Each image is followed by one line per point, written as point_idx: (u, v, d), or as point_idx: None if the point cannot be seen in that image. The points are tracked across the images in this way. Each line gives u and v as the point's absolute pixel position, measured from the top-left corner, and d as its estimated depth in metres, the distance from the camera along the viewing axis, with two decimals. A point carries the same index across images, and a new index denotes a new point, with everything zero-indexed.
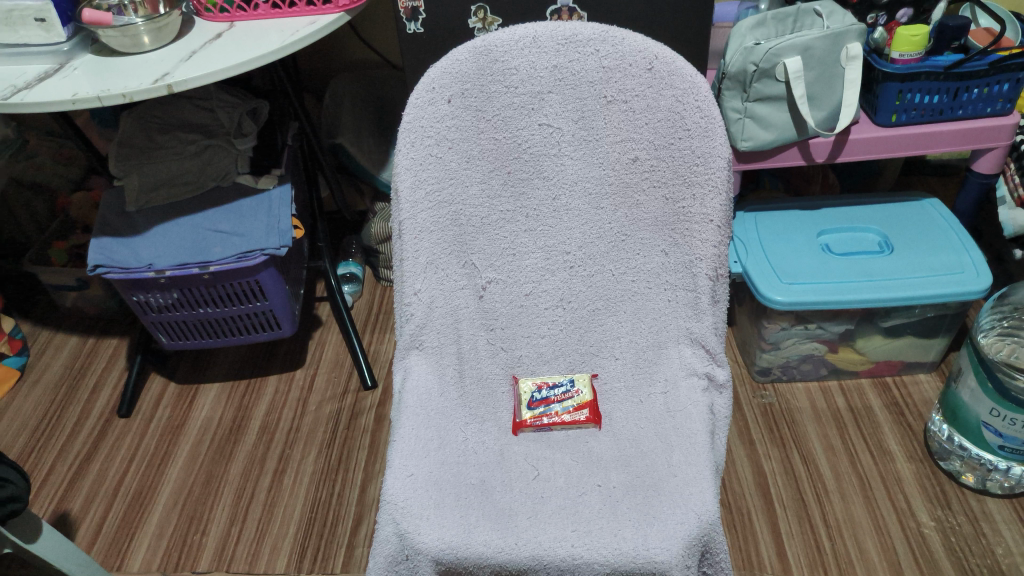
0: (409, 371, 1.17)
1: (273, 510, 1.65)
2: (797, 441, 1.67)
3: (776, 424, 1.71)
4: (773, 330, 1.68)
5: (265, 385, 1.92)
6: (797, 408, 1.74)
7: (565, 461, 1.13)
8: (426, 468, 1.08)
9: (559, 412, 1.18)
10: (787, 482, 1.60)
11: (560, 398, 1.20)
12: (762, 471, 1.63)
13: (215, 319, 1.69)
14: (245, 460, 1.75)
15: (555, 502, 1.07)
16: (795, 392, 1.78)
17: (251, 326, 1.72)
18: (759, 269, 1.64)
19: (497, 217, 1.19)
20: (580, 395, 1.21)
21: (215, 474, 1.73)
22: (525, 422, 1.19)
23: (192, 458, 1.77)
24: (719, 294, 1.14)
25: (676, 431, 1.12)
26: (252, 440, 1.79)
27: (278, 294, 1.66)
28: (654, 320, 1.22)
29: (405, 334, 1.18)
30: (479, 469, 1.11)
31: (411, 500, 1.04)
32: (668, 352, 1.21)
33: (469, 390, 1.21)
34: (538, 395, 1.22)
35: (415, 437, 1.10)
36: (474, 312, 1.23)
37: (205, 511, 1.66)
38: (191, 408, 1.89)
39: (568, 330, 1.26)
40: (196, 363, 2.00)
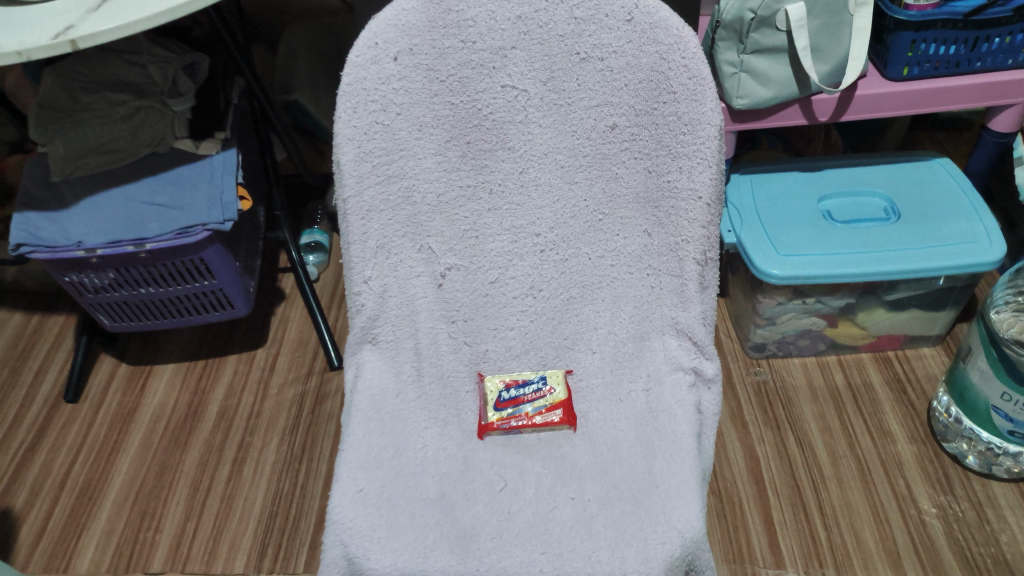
0: (367, 376, 1.06)
1: (231, 503, 1.53)
2: (793, 423, 1.56)
3: (769, 405, 1.59)
4: (769, 305, 1.56)
5: (223, 366, 1.78)
6: (793, 387, 1.62)
7: (535, 470, 1.01)
8: (376, 483, 0.96)
9: (529, 414, 1.07)
10: (782, 468, 1.49)
11: (530, 398, 1.08)
12: (754, 455, 1.52)
13: (160, 300, 1.56)
14: (201, 449, 1.63)
15: (522, 517, 0.94)
16: (791, 369, 1.66)
17: (201, 306, 1.58)
18: (754, 240, 1.50)
19: (456, 193, 1.03)
20: (553, 393, 1.09)
21: (169, 465, 1.61)
22: (493, 426, 1.06)
23: (145, 446, 1.65)
24: (708, 281, 1.01)
25: (659, 433, 1.00)
26: (209, 427, 1.66)
27: (227, 271, 1.52)
28: (635, 309, 1.09)
29: (356, 327, 1.06)
30: (436, 480, 0.99)
31: (360, 520, 0.92)
32: (649, 345, 1.08)
33: (428, 390, 1.08)
34: (505, 394, 1.09)
35: (367, 447, 0.99)
36: (433, 302, 1.09)
37: (159, 505, 1.55)
38: (144, 393, 1.75)
39: (540, 321, 1.12)
40: (149, 343, 1.87)
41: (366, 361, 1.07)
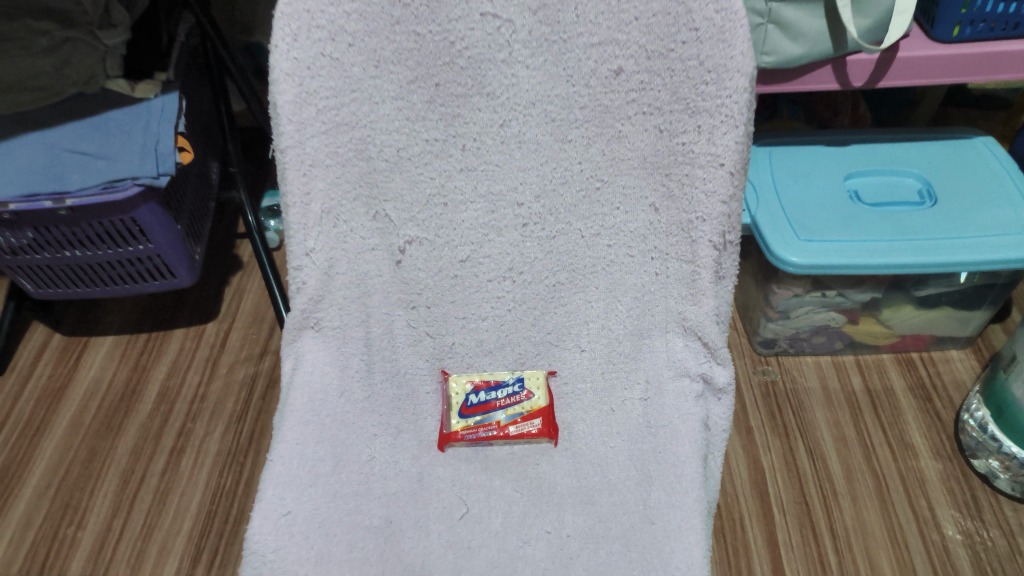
0: (308, 372, 0.87)
1: (165, 499, 1.34)
2: (805, 430, 1.38)
3: (777, 409, 1.41)
4: (784, 296, 1.37)
5: (168, 340, 1.59)
6: (806, 389, 1.44)
7: (503, 493, 0.83)
8: (306, 505, 0.77)
9: (502, 424, 0.91)
10: (793, 481, 1.31)
11: (503, 405, 0.92)
12: (759, 465, 1.34)
13: (89, 265, 1.35)
14: (136, 434, 1.44)
15: (484, 555, 0.77)
16: (804, 369, 1.47)
17: (137, 274, 1.38)
18: (771, 220, 1.31)
19: (420, 148, 0.82)
20: (531, 399, 0.91)
21: (99, 451, 1.42)
22: (457, 436, 0.89)
23: (73, 428, 1.45)
24: (723, 271, 0.82)
25: (659, 454, 0.82)
26: (147, 410, 1.47)
27: (165, 235, 1.32)
28: (635, 300, 0.89)
29: (296, 308, 0.87)
30: (382, 501, 0.81)
31: (284, 552, 0.73)
32: (648, 344, 0.91)
33: (378, 390, 0.89)
34: (474, 398, 0.92)
35: (301, 458, 0.80)
36: (389, 283, 0.90)
37: (82, 497, 1.36)
38: (77, 368, 1.56)
39: (518, 310, 0.93)
40: (88, 310, 1.67)
41: (307, 352, 0.88)
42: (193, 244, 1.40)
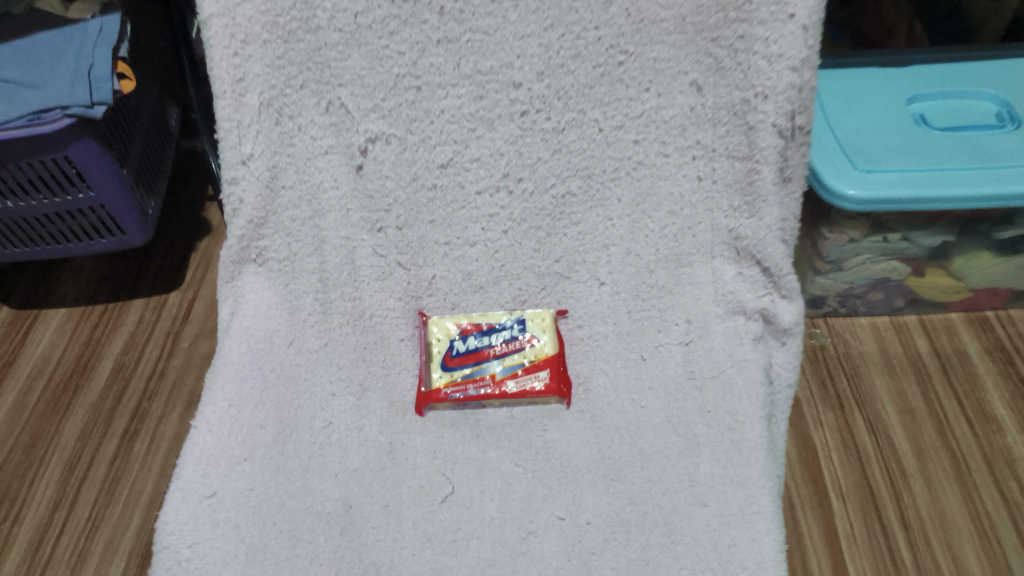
0: (250, 316, 0.68)
1: (115, 491, 1.10)
2: (865, 402, 1.09)
3: (828, 374, 1.13)
4: (835, 242, 1.09)
5: (129, 313, 1.34)
6: (861, 354, 1.16)
7: (501, 467, 0.63)
8: (240, 484, 0.58)
9: (498, 378, 0.69)
10: (851, 461, 1.03)
11: (499, 354, 0.70)
12: (809, 440, 1.05)
13: (25, 220, 1.11)
14: (84, 416, 1.19)
15: (474, 551, 0.57)
16: (858, 333, 1.19)
17: (77, 229, 1.14)
18: (822, 150, 1.02)
19: (384, 14, 0.58)
20: (536, 347, 0.70)
21: (40, 435, 1.17)
22: (438, 394, 0.67)
23: (13, 409, 1.21)
24: (790, 171, 0.62)
25: (709, 414, 0.63)
26: (99, 389, 1.23)
27: (106, 180, 1.07)
28: (671, 216, 0.68)
29: (234, 236, 0.67)
30: (339, 482, 0.61)
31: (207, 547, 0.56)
32: (690, 274, 0.70)
33: (338, 336, 0.69)
34: (461, 346, 0.70)
35: (235, 422, 0.61)
36: (347, 198, 0.66)
37: (14, 490, 1.11)
38: (22, 342, 1.31)
39: (519, 233, 0.69)
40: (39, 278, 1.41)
41: (249, 294, 0.69)
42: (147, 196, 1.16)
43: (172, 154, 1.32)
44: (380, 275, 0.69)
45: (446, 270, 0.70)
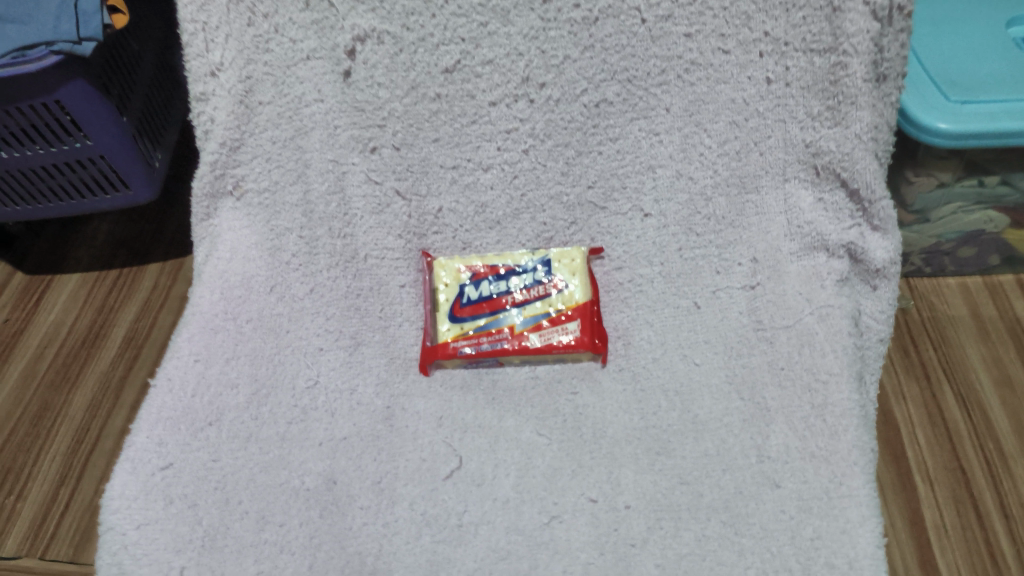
0: (226, 258, 0.57)
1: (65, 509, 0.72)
2: (953, 365, 0.75)
3: (924, 338, 0.77)
4: (919, 190, 0.72)
5: (139, 277, 0.91)
6: (952, 321, 0.78)
7: (521, 438, 0.51)
8: (202, 454, 0.48)
9: (518, 331, 0.57)
10: (946, 452, 0.69)
11: (519, 303, 0.58)
12: (896, 426, 0.71)
13: (40, 174, 0.77)
14: (91, 391, 0.81)
15: (483, 538, 0.45)
16: (945, 293, 0.80)
17: (76, 188, 0.80)
18: (912, 88, 0.68)
19: None
20: (564, 293, 0.58)
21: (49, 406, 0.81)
22: (446, 350, 0.56)
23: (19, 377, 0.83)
24: (886, 67, 0.49)
25: (782, 373, 0.50)
26: (111, 359, 0.84)
27: (90, 116, 0.73)
28: (731, 127, 0.55)
29: (204, 162, 0.57)
30: (322, 454, 0.49)
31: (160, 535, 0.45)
32: (756, 202, 0.56)
33: (325, 283, 0.58)
34: (473, 292, 0.58)
35: (200, 381, 0.50)
36: (336, 112, 0.55)
37: (13, 472, 0.76)
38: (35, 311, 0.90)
39: (546, 153, 0.57)
40: (73, 228, 0.97)
41: (226, 233, 0.58)
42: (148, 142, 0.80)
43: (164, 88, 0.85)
44: (375, 207, 0.58)
45: (455, 201, 0.59)
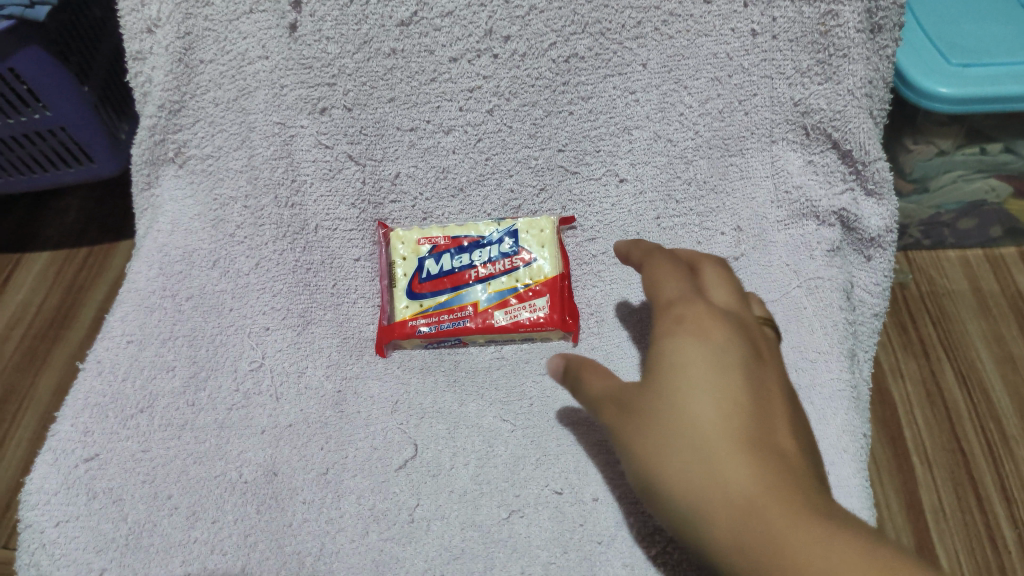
0: (166, 231, 0.50)
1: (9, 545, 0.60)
2: (953, 342, 0.70)
3: (925, 314, 0.72)
4: (918, 159, 0.66)
5: (114, 251, 0.74)
6: (951, 295, 0.73)
7: (483, 424, 0.47)
8: (131, 444, 0.43)
9: (482, 307, 0.54)
10: (945, 433, 0.65)
11: (483, 277, 0.55)
12: (895, 408, 0.67)
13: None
14: (61, 376, 0.67)
15: (435, 535, 0.42)
16: (946, 267, 0.75)
17: (34, 161, 0.65)
18: (913, 50, 0.60)
19: None
20: (530, 267, 0.55)
21: (13, 391, 0.66)
22: (403, 330, 0.53)
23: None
24: (882, 17, 0.45)
25: None
26: (82, 341, 0.69)
27: (40, 81, 0.58)
28: (714, 82, 0.50)
29: (141, 127, 0.50)
30: (264, 443, 0.45)
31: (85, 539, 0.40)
32: (741, 165, 0.52)
33: (271, 257, 0.51)
34: (433, 267, 0.56)
35: (132, 364, 0.45)
36: (282, 70, 0.50)
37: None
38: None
39: (513, 113, 0.52)
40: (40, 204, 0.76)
41: (167, 204, 0.51)
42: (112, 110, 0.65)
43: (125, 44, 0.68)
44: (325, 173, 0.53)
45: (414, 167, 0.54)
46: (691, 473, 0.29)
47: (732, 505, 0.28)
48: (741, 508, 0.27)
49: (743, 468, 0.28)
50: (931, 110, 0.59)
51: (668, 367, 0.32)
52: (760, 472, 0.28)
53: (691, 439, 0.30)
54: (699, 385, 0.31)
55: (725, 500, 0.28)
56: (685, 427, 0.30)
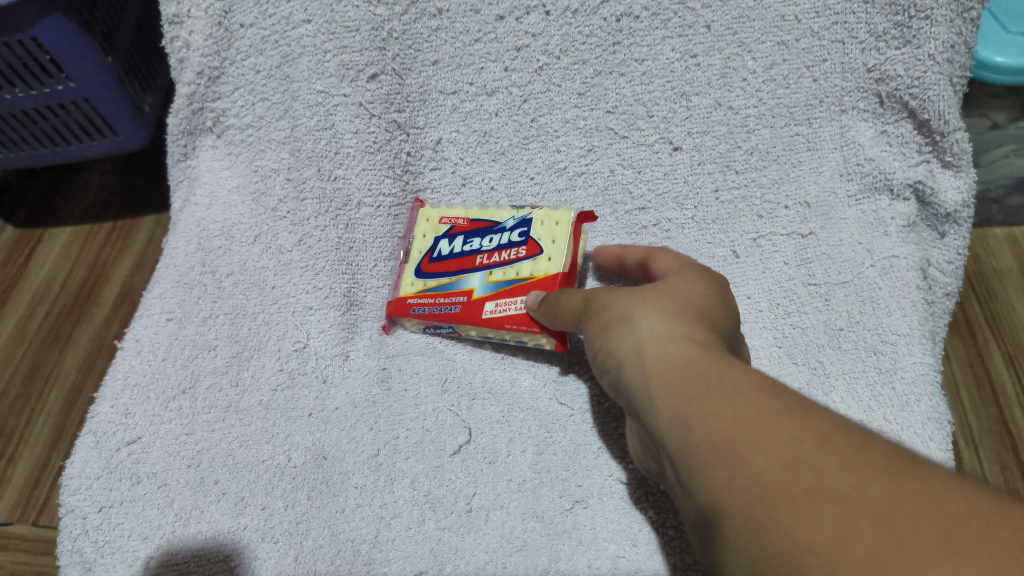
0: (204, 205, 0.48)
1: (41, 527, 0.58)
2: (1001, 322, 0.65)
3: (972, 293, 0.67)
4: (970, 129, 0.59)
5: (136, 226, 0.71)
6: (999, 274, 0.67)
7: (539, 407, 0.45)
8: (174, 427, 0.42)
9: (475, 297, 0.45)
10: (991, 416, 0.61)
11: (486, 265, 0.45)
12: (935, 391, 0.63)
13: (9, 114, 0.60)
14: (86, 351, 0.65)
15: (495, 525, 0.41)
16: (991, 244, 0.68)
17: (56, 134, 0.62)
18: (988, 21, 0.52)
19: None
20: (535, 261, 0.43)
21: (38, 368, 0.64)
22: (405, 306, 0.48)
23: (6, 335, 0.66)
24: None
25: (841, 336, 0.44)
26: (107, 318, 0.67)
27: (61, 53, 0.54)
28: (779, 45, 0.46)
29: (178, 94, 0.48)
30: (312, 426, 0.43)
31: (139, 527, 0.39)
32: (807, 135, 0.48)
33: (314, 233, 0.48)
34: (446, 248, 0.48)
35: (172, 343, 0.44)
36: (326, 34, 0.47)
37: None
38: (13, 245, 0.71)
39: (570, 78, 0.49)
40: (62, 177, 0.74)
41: (205, 175, 0.49)
42: (136, 83, 0.62)
43: (155, 11, 0.66)
44: (368, 147, 0.49)
45: (455, 131, 0.52)
46: (657, 319, 0.30)
47: (681, 340, 0.29)
48: (683, 337, 0.29)
49: (709, 331, 0.30)
50: (1002, 84, 0.52)
51: (675, 280, 0.35)
52: (710, 334, 0.29)
53: (665, 300, 0.32)
54: (694, 280, 0.35)
55: (669, 335, 0.29)
56: (673, 294, 0.32)
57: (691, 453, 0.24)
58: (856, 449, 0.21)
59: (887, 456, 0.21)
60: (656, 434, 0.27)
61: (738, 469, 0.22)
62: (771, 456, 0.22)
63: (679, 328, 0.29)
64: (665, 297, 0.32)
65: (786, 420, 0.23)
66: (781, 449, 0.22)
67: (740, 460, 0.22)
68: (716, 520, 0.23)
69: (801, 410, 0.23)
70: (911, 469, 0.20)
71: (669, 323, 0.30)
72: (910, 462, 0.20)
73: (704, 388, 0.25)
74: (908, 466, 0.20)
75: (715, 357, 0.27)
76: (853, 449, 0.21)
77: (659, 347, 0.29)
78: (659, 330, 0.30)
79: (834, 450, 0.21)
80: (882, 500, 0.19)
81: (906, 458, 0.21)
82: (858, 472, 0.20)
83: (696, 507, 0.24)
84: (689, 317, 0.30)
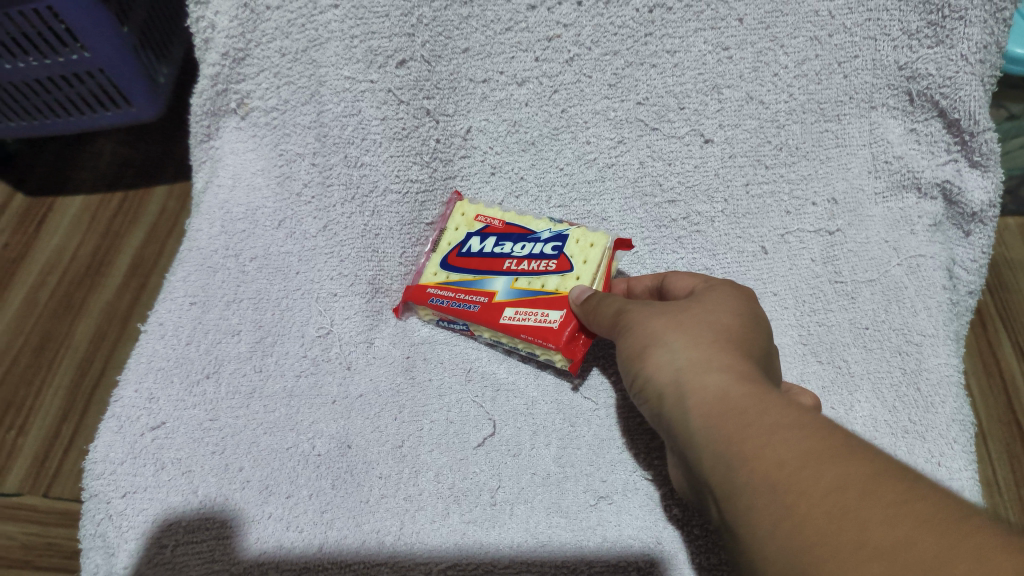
0: (228, 186, 0.48)
1: (52, 500, 0.58)
2: (1012, 314, 0.64)
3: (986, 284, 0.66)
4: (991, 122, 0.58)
5: (147, 199, 0.71)
6: (1011, 266, 0.66)
7: (562, 400, 0.46)
8: (198, 413, 0.42)
9: (497, 300, 0.44)
10: (1000, 405, 0.61)
11: (513, 271, 0.45)
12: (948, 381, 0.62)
13: (20, 83, 0.59)
14: (98, 324, 0.65)
15: (519, 519, 0.41)
16: (1005, 236, 0.68)
17: (70, 105, 0.62)
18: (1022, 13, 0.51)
19: None
20: (563, 277, 0.43)
21: (49, 338, 0.64)
22: (421, 294, 0.47)
23: (16, 305, 0.65)
24: None
25: (867, 334, 0.45)
26: (117, 291, 0.66)
27: (81, 26, 0.53)
28: (813, 40, 0.46)
29: (203, 75, 0.47)
30: (336, 414, 0.44)
31: (166, 513, 0.39)
32: (838, 131, 0.48)
33: (340, 220, 0.48)
34: (476, 245, 0.47)
35: (195, 329, 0.44)
36: (352, 18, 0.46)
37: (9, 410, 0.61)
38: (20, 214, 0.70)
39: (600, 68, 0.49)
40: (74, 150, 0.73)
41: (228, 156, 0.49)
42: (150, 55, 0.61)
43: None
44: (396, 133, 0.48)
45: (485, 120, 0.51)
46: (694, 350, 0.31)
47: (721, 373, 0.29)
48: (722, 370, 0.29)
49: (746, 362, 0.30)
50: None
51: (709, 301, 0.35)
52: (750, 366, 0.30)
53: (703, 327, 0.32)
54: (726, 300, 0.35)
55: (708, 368, 0.30)
56: (708, 320, 0.33)
57: (737, 493, 0.25)
58: (898, 500, 0.21)
59: (930, 507, 0.21)
60: (699, 470, 0.28)
61: (783, 514, 0.23)
62: (815, 503, 0.22)
63: (717, 359, 0.30)
64: (700, 324, 0.32)
65: (828, 465, 0.23)
66: (824, 495, 0.22)
67: (785, 507, 0.23)
68: (764, 566, 0.23)
69: (844, 452, 0.23)
70: (957, 519, 0.20)
71: (706, 353, 0.30)
72: (954, 514, 0.20)
73: (748, 430, 0.26)
74: (952, 518, 0.20)
75: (755, 393, 0.27)
76: (897, 501, 0.21)
77: (700, 382, 0.29)
78: (698, 360, 0.30)
79: (878, 500, 0.21)
80: (926, 553, 0.19)
81: (950, 507, 0.21)
82: (902, 521, 0.20)
83: (743, 554, 0.24)
84: (725, 347, 0.31)
